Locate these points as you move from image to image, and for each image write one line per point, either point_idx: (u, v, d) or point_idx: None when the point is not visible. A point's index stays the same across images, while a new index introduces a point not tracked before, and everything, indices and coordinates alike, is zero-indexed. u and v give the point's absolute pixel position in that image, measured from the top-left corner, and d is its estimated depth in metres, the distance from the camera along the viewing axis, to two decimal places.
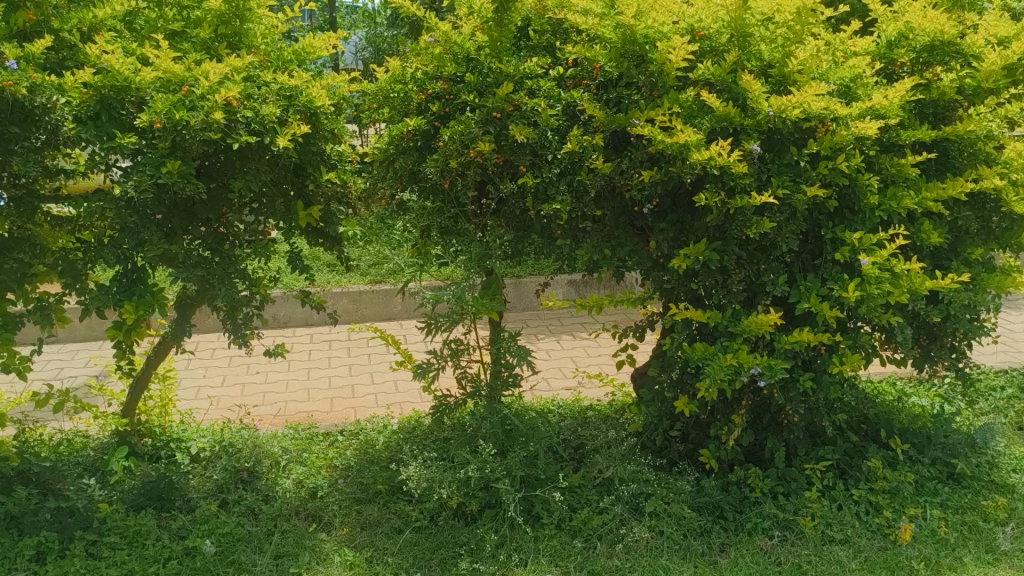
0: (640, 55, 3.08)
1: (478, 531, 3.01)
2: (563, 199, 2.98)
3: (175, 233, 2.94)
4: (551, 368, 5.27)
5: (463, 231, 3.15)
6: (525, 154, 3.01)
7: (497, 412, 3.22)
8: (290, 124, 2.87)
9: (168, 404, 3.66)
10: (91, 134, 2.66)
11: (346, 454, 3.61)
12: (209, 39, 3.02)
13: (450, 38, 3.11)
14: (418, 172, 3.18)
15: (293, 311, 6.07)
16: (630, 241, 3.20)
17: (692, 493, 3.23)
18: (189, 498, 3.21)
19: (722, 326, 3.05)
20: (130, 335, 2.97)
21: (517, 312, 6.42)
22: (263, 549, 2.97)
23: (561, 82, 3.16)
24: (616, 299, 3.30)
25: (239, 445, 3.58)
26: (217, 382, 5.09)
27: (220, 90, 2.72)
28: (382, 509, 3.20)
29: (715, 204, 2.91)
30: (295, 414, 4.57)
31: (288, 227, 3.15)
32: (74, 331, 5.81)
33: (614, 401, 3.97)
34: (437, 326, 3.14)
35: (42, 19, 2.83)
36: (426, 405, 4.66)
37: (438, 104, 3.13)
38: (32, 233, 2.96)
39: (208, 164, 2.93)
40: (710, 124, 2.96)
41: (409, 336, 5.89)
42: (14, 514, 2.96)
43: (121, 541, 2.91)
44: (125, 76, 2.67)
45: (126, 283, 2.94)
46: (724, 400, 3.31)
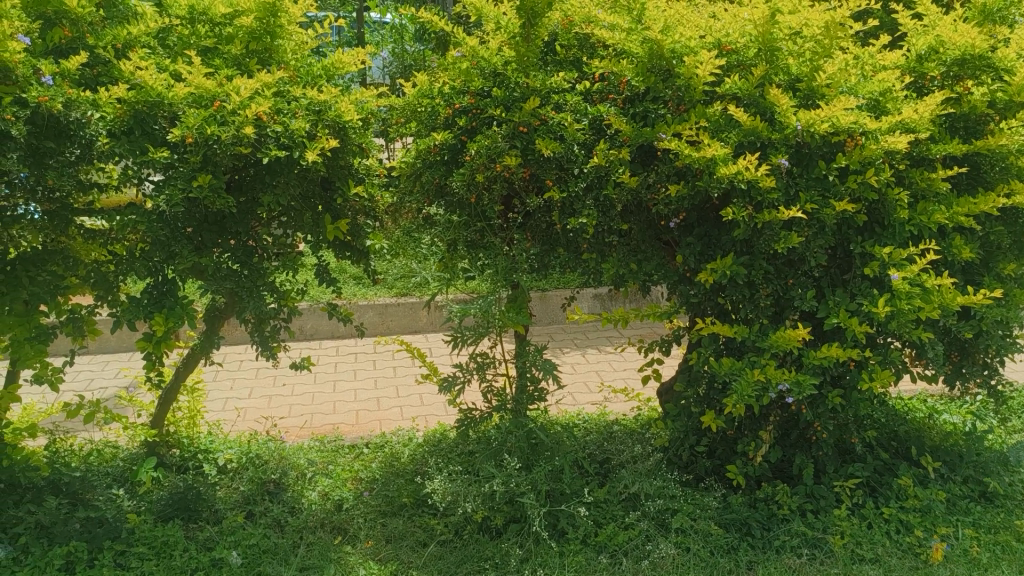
0: (666, 69, 3.07)
1: (503, 545, 3.00)
2: (589, 214, 2.98)
3: (205, 246, 2.96)
4: (576, 383, 5.26)
5: (490, 245, 3.16)
6: (552, 168, 3.02)
7: (522, 427, 3.23)
8: (320, 138, 2.90)
9: (197, 416, 3.72)
10: (125, 148, 2.71)
11: (372, 466, 3.62)
12: (240, 55, 3.06)
13: (478, 53, 3.12)
14: (446, 185, 3.19)
15: (319, 323, 6.12)
16: (656, 255, 3.20)
17: (719, 509, 3.20)
18: (216, 509, 3.22)
19: (749, 340, 3.03)
20: (159, 347, 2.95)
21: (543, 326, 6.42)
22: (288, 561, 2.97)
23: (588, 97, 3.18)
24: (643, 313, 3.28)
25: (265, 457, 3.63)
26: (244, 394, 5.13)
27: (250, 106, 2.76)
28: (407, 522, 3.20)
29: (742, 219, 2.90)
30: (321, 427, 4.59)
31: (316, 240, 3.17)
32: (104, 343, 5.90)
33: (640, 416, 3.95)
34: (463, 340, 3.14)
35: (78, 36, 2.88)
36: (451, 418, 4.66)
37: (466, 118, 3.13)
38: (66, 247, 3.02)
39: (238, 178, 2.96)
40: (737, 138, 2.95)
41: (435, 349, 5.91)
42: (44, 524, 2.97)
43: (148, 552, 2.94)
44: (158, 92, 2.71)
45: (156, 295, 2.97)
46: (751, 416, 3.28)
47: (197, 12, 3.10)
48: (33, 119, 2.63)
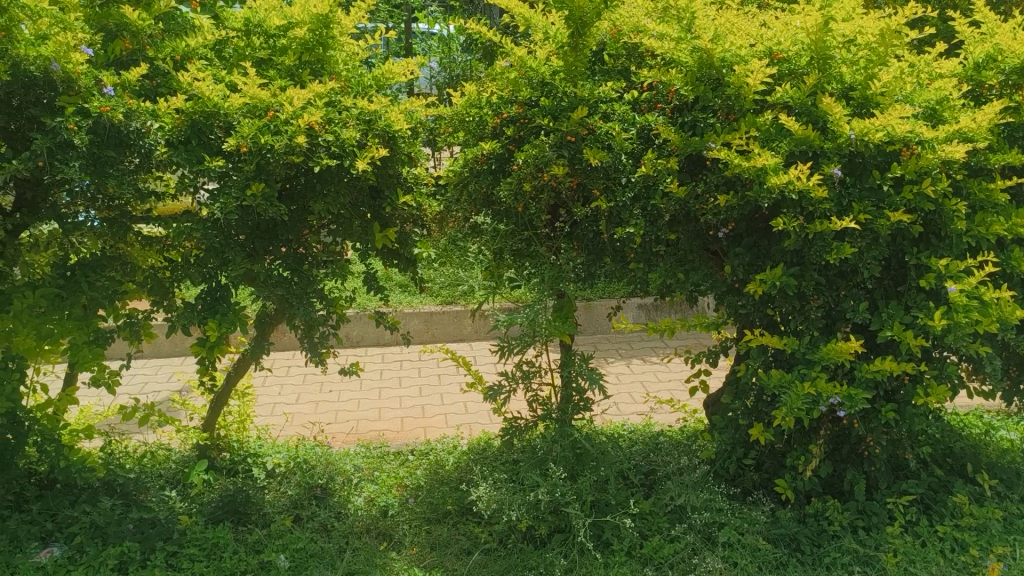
0: (716, 78, 3.05)
1: (548, 555, 2.99)
2: (636, 223, 2.97)
3: (257, 253, 3.01)
4: (621, 393, 5.24)
5: (536, 254, 3.18)
6: (599, 178, 3.01)
7: (568, 436, 3.22)
8: (369, 147, 2.93)
9: (246, 420, 3.76)
10: (182, 157, 2.77)
11: (417, 473, 3.64)
12: (293, 66, 3.12)
13: (525, 62, 3.15)
14: (493, 195, 3.22)
15: (366, 330, 6.18)
16: (704, 265, 3.17)
17: (767, 524, 3.15)
18: (265, 513, 3.27)
19: (799, 353, 2.99)
20: (213, 352, 3.06)
21: (588, 335, 6.41)
22: (335, 565, 2.99)
23: (636, 107, 3.16)
24: (690, 323, 3.26)
25: (313, 462, 3.68)
26: (292, 400, 5.19)
27: (303, 115, 2.81)
28: (452, 529, 3.21)
29: (793, 229, 2.86)
30: (367, 433, 4.63)
31: (365, 248, 3.20)
32: (158, 347, 6.04)
33: (686, 427, 3.91)
34: (509, 349, 3.14)
35: (138, 48, 2.96)
36: (496, 427, 4.67)
37: (513, 128, 3.15)
38: (124, 252, 3.12)
39: (291, 187, 3.02)
40: (789, 147, 2.91)
41: (480, 357, 5.93)
42: (99, 523, 3.05)
43: (199, 554, 2.99)
44: (214, 102, 2.79)
45: (210, 301, 3.04)
46: (801, 429, 3.24)
47: (252, 25, 3.18)
48: (95, 129, 2.69)
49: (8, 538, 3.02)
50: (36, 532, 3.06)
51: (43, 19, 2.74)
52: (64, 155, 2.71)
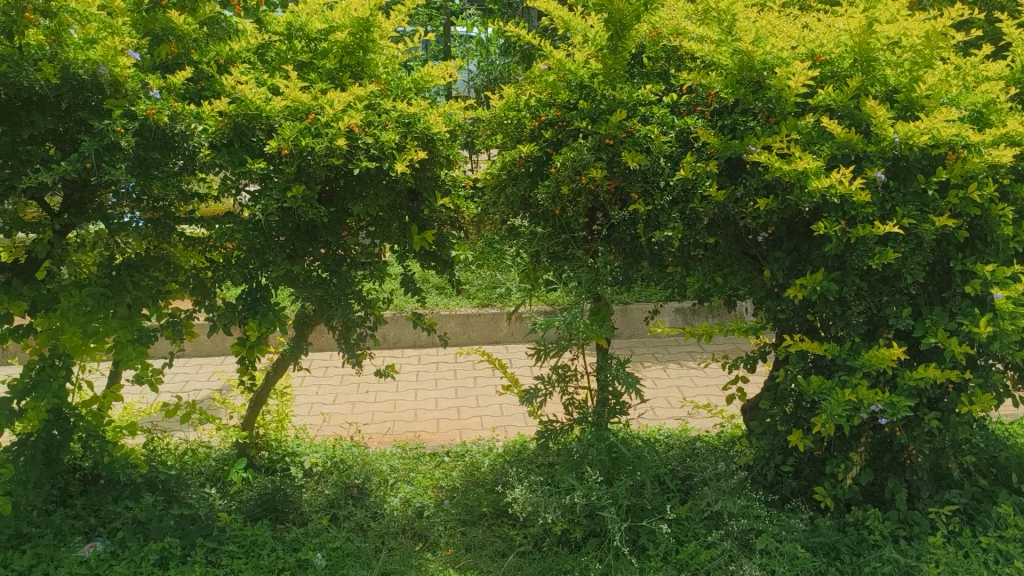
0: (758, 81, 3.02)
1: (583, 559, 2.98)
2: (675, 227, 2.95)
3: (297, 254, 3.04)
4: (658, 397, 5.21)
5: (573, 256, 3.16)
6: (637, 181, 3.00)
7: (604, 440, 3.19)
8: (408, 150, 2.95)
9: (284, 420, 3.80)
10: (226, 159, 2.81)
11: (452, 475, 3.65)
12: (334, 70, 3.15)
13: (565, 65, 3.16)
14: (531, 198, 3.21)
15: (403, 331, 6.22)
16: (743, 268, 3.14)
17: (806, 532, 3.11)
18: (303, 512, 3.31)
19: (840, 358, 2.95)
20: (254, 351, 3.10)
21: (624, 339, 6.39)
22: (371, 565, 3.00)
23: (675, 108, 3.15)
24: (728, 328, 3.22)
25: (349, 462, 3.71)
26: (329, 400, 5.24)
27: (343, 118, 2.83)
28: (486, 531, 3.22)
29: (835, 233, 2.82)
30: (403, 434, 4.66)
31: (402, 250, 3.22)
32: (199, 346, 6.13)
33: (722, 433, 3.88)
34: (545, 352, 3.13)
35: (183, 52, 3.00)
36: (531, 429, 4.68)
37: (552, 130, 3.15)
38: (168, 253, 3.19)
39: (331, 189, 3.05)
40: (831, 150, 2.88)
41: (516, 360, 5.93)
42: (141, 519, 3.11)
43: (239, 550, 3.03)
44: (257, 105, 2.83)
45: (251, 301, 3.07)
46: (841, 436, 3.19)
47: (294, 28, 3.21)
48: (141, 131, 2.73)
49: (53, 533, 3.09)
50: (80, 526, 3.12)
51: (91, 24, 2.77)
52: (111, 157, 2.75)
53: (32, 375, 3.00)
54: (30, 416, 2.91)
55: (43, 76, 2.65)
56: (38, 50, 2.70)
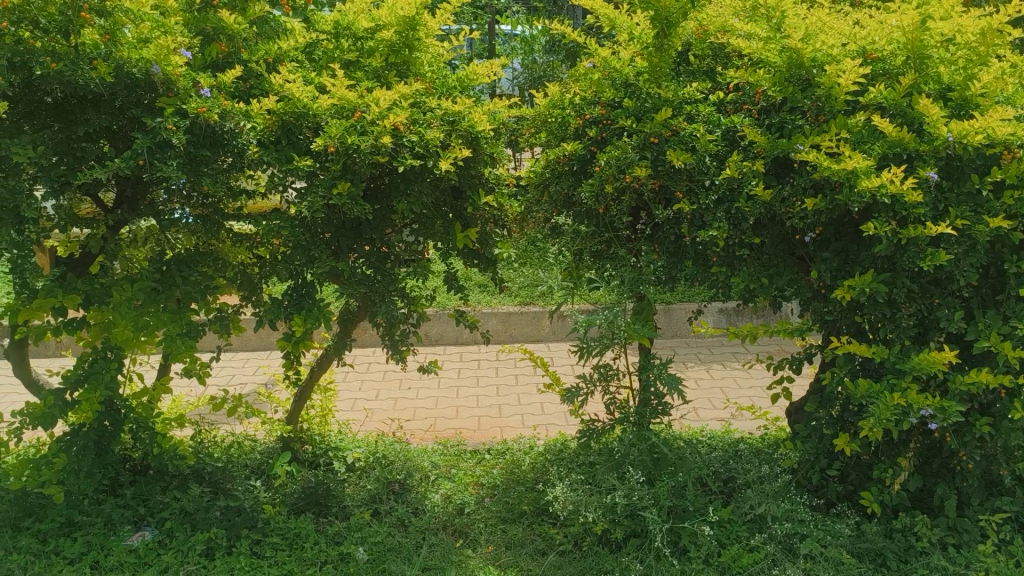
0: (806, 78, 3.00)
1: (623, 559, 2.96)
2: (719, 226, 2.91)
3: (341, 251, 3.08)
4: (701, 398, 5.17)
5: (616, 255, 3.13)
6: (682, 180, 2.97)
7: (646, 440, 3.16)
8: (453, 147, 2.96)
9: (328, 415, 3.85)
10: (273, 156, 2.86)
11: (493, 472, 3.65)
12: (380, 68, 3.17)
13: (609, 63, 3.11)
14: (574, 196, 3.20)
15: (444, 329, 6.26)
16: (789, 269, 3.09)
17: (851, 538, 3.06)
18: (345, 506, 3.34)
19: (888, 361, 2.90)
20: (298, 347, 3.14)
21: (666, 338, 6.35)
22: (411, 560, 3.02)
23: (721, 107, 3.12)
24: (773, 329, 3.18)
25: (392, 457, 3.74)
26: (371, 396, 5.30)
27: (389, 116, 2.85)
28: (527, 529, 3.22)
29: (885, 234, 2.76)
30: (444, 431, 4.68)
31: (446, 248, 3.23)
32: (246, 341, 6.23)
33: (767, 435, 3.83)
34: (588, 351, 3.11)
35: (233, 51, 3.05)
36: (572, 429, 4.67)
37: (596, 129, 3.13)
38: (216, 249, 3.27)
39: (375, 186, 3.07)
40: (882, 149, 2.82)
41: (557, 358, 5.93)
42: (189, 510, 3.18)
43: (282, 543, 3.07)
44: (304, 104, 2.86)
45: (296, 297, 3.11)
46: (889, 441, 3.14)
47: (341, 27, 3.25)
48: (192, 129, 2.80)
49: (104, 521, 3.16)
50: (129, 516, 3.20)
51: (145, 23, 2.80)
52: (163, 154, 2.80)
53: (84, 366, 3.09)
54: (83, 407, 2.99)
55: (97, 75, 2.70)
56: (93, 50, 2.74)
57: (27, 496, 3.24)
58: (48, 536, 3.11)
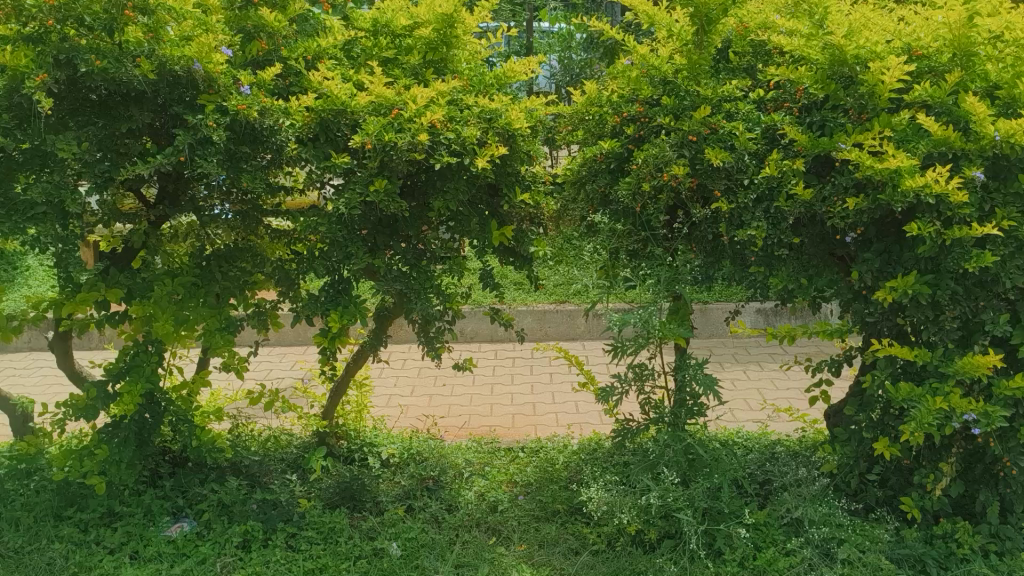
0: (849, 76, 2.94)
1: (657, 560, 2.95)
2: (758, 226, 2.88)
3: (378, 248, 3.09)
4: (737, 399, 5.12)
5: (652, 254, 3.11)
6: (721, 178, 2.94)
7: (681, 440, 3.13)
8: (489, 145, 2.94)
9: (363, 410, 3.88)
10: (310, 154, 2.89)
11: (527, 471, 3.64)
12: (418, 65, 3.18)
13: (648, 61, 3.10)
14: (611, 195, 3.18)
15: (479, 326, 6.27)
16: (828, 270, 3.05)
17: (891, 543, 3.01)
18: (379, 501, 3.36)
19: (931, 365, 2.85)
20: (335, 342, 3.16)
21: (703, 338, 6.30)
22: (444, 557, 3.02)
23: (761, 105, 3.07)
24: (811, 330, 3.13)
25: (426, 454, 3.76)
26: (406, 392, 5.32)
27: (426, 113, 2.86)
28: (560, 528, 3.21)
29: (928, 235, 2.71)
30: (478, 428, 4.69)
31: (482, 246, 3.23)
32: (283, 335, 6.29)
33: (804, 438, 3.77)
34: (622, 351, 3.08)
35: (273, 49, 3.08)
36: (607, 429, 4.65)
37: (633, 127, 3.10)
38: (254, 245, 3.30)
39: (412, 183, 3.10)
40: (926, 148, 2.77)
41: (592, 357, 5.91)
42: (226, 502, 3.23)
43: (317, 536, 3.09)
44: (342, 100, 2.88)
45: (333, 293, 3.12)
46: (931, 446, 3.08)
47: (379, 25, 3.27)
48: (232, 126, 2.83)
49: (143, 512, 3.21)
50: (169, 507, 3.25)
51: (188, 21, 2.86)
52: (203, 151, 2.82)
53: (126, 359, 3.14)
54: (125, 399, 3.04)
55: (141, 72, 2.73)
56: (136, 47, 2.77)
57: (69, 486, 3.30)
58: (89, 525, 3.16)
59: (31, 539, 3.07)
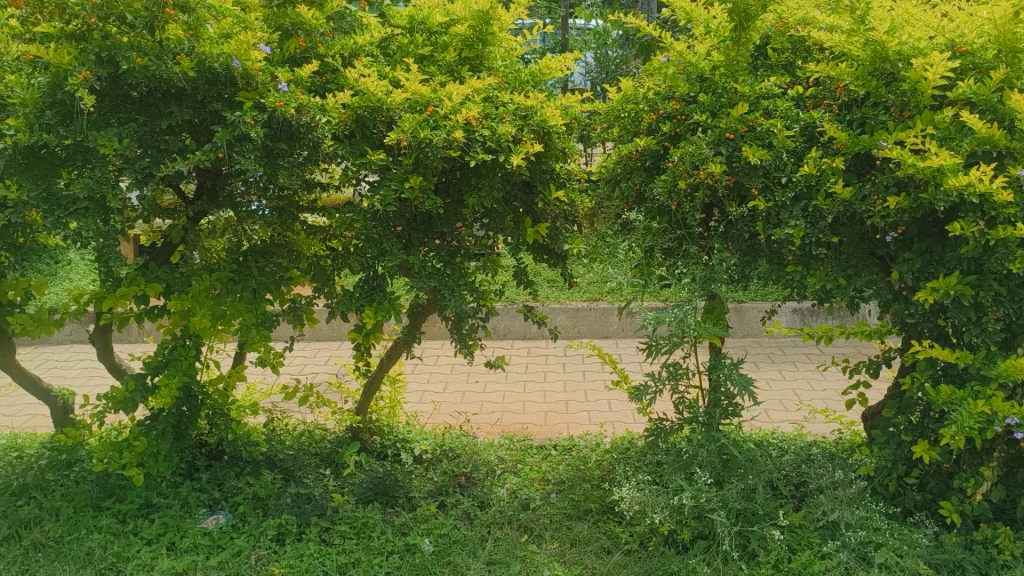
0: (891, 73, 2.89)
1: (690, 560, 2.93)
2: (795, 224, 2.84)
3: (412, 245, 3.10)
4: (772, 399, 5.07)
5: (687, 253, 3.08)
6: (759, 177, 2.90)
7: (715, 441, 3.09)
8: (524, 142, 2.93)
9: (397, 406, 3.90)
10: (347, 150, 2.91)
11: (559, 468, 3.64)
12: (454, 62, 3.19)
13: (684, 57, 3.10)
14: (646, 192, 3.15)
15: (512, 323, 6.27)
16: (868, 269, 2.99)
17: (929, 548, 2.97)
18: (412, 497, 3.37)
19: (973, 367, 2.80)
20: (369, 338, 3.18)
21: (737, 338, 6.24)
22: (476, 554, 3.02)
23: (800, 102, 3.04)
24: (849, 331, 3.07)
25: (459, 450, 3.77)
26: (439, 389, 5.34)
27: (461, 111, 2.86)
28: (592, 527, 3.20)
29: (971, 235, 2.66)
30: (511, 425, 4.69)
31: (516, 243, 3.22)
32: (318, 331, 6.35)
33: (842, 440, 3.72)
34: (656, 350, 3.04)
35: (310, 46, 3.11)
36: (640, 428, 4.63)
37: (670, 124, 3.08)
38: (291, 241, 3.33)
39: (446, 180, 3.09)
40: (970, 147, 2.71)
41: (626, 356, 5.88)
42: (261, 496, 3.27)
43: (350, 531, 3.11)
44: (378, 98, 2.88)
45: (368, 289, 3.12)
46: (971, 449, 3.02)
47: (415, 22, 3.27)
48: (269, 123, 2.85)
49: (180, 504, 3.25)
50: (205, 499, 3.28)
51: (227, 19, 2.90)
52: (241, 148, 2.85)
53: (164, 353, 3.19)
54: (162, 392, 3.09)
55: (181, 70, 2.76)
56: (177, 45, 2.80)
57: (108, 478, 3.36)
58: (127, 516, 3.21)
59: (70, 529, 3.13)
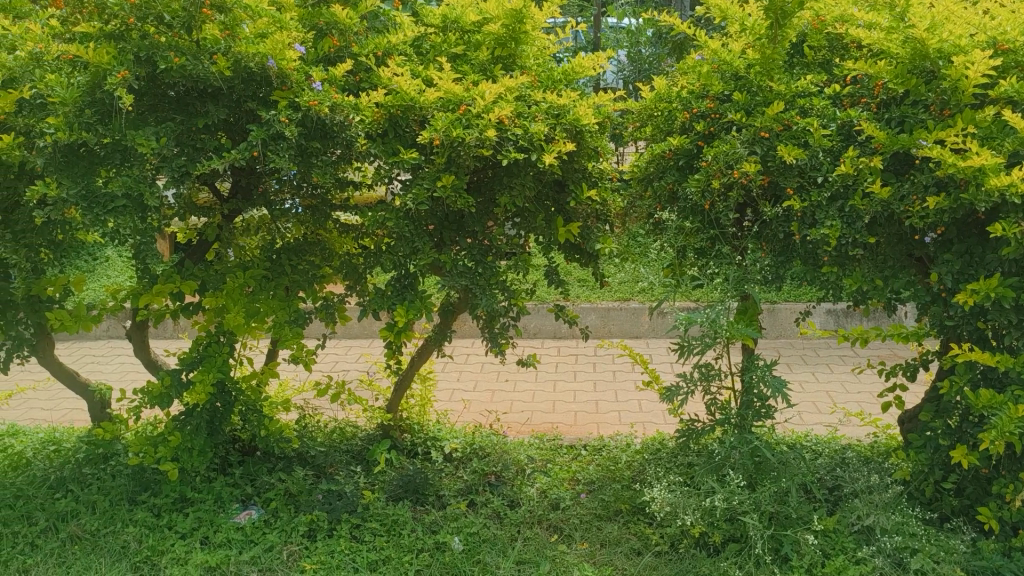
0: (931, 71, 2.85)
1: (722, 563, 2.90)
2: (831, 224, 2.79)
3: (444, 244, 3.10)
4: (805, 402, 5.01)
5: (721, 253, 3.06)
6: (794, 176, 2.88)
7: (748, 442, 3.05)
8: (557, 141, 2.93)
9: (427, 404, 3.92)
10: (379, 149, 2.94)
11: (589, 469, 3.63)
12: (486, 61, 3.19)
13: (719, 55, 3.07)
14: (679, 192, 3.12)
15: (543, 323, 6.27)
16: (905, 271, 2.94)
17: (967, 555, 2.91)
18: (442, 495, 3.37)
19: (1014, 371, 2.74)
20: (399, 336, 3.18)
21: (769, 340, 6.17)
22: (506, 554, 3.02)
23: (837, 100, 3.00)
24: (886, 333, 3.02)
25: (489, 449, 3.77)
26: (469, 387, 5.36)
27: (494, 108, 2.85)
28: (622, 528, 3.19)
29: (1014, 235, 2.60)
30: (540, 424, 4.69)
31: (548, 242, 3.21)
32: (350, 329, 6.40)
33: (877, 443, 3.66)
34: (688, 350, 3.01)
35: (344, 45, 3.12)
36: (671, 428, 4.61)
37: (704, 123, 3.05)
38: (324, 239, 3.35)
39: (478, 179, 3.09)
40: (1012, 147, 2.66)
41: (657, 356, 5.85)
42: (293, 492, 3.29)
43: (380, 528, 3.12)
44: (412, 97, 2.89)
45: (399, 287, 3.12)
46: (1012, 454, 2.96)
47: (449, 21, 3.28)
48: (304, 122, 2.85)
49: (214, 498, 3.29)
50: (237, 494, 3.31)
51: (262, 19, 2.92)
52: (275, 146, 2.86)
53: (199, 349, 3.23)
54: (197, 388, 3.12)
55: (217, 69, 2.78)
56: (213, 45, 2.83)
57: (144, 472, 3.41)
58: (162, 510, 3.25)
59: (106, 523, 3.17)
